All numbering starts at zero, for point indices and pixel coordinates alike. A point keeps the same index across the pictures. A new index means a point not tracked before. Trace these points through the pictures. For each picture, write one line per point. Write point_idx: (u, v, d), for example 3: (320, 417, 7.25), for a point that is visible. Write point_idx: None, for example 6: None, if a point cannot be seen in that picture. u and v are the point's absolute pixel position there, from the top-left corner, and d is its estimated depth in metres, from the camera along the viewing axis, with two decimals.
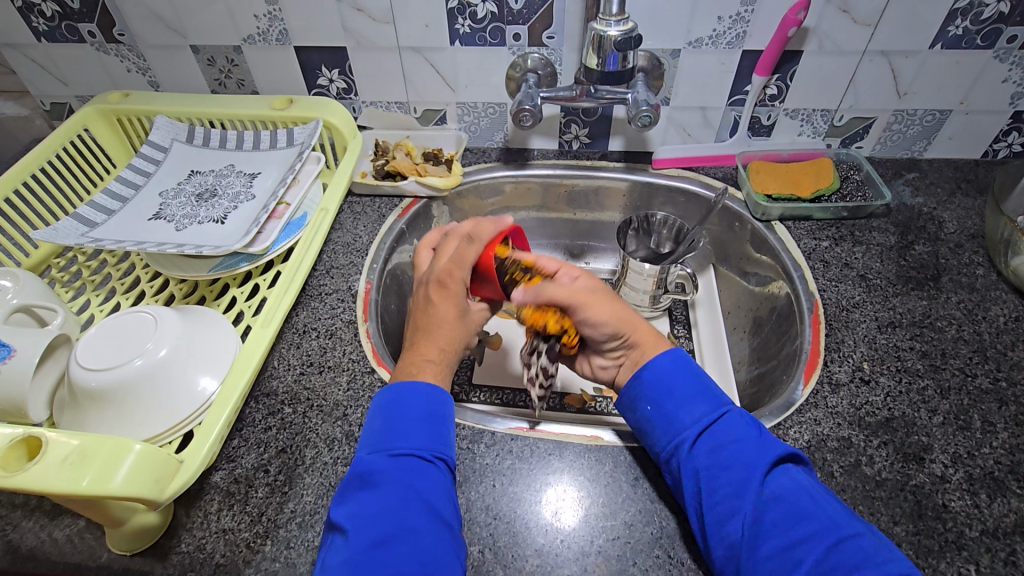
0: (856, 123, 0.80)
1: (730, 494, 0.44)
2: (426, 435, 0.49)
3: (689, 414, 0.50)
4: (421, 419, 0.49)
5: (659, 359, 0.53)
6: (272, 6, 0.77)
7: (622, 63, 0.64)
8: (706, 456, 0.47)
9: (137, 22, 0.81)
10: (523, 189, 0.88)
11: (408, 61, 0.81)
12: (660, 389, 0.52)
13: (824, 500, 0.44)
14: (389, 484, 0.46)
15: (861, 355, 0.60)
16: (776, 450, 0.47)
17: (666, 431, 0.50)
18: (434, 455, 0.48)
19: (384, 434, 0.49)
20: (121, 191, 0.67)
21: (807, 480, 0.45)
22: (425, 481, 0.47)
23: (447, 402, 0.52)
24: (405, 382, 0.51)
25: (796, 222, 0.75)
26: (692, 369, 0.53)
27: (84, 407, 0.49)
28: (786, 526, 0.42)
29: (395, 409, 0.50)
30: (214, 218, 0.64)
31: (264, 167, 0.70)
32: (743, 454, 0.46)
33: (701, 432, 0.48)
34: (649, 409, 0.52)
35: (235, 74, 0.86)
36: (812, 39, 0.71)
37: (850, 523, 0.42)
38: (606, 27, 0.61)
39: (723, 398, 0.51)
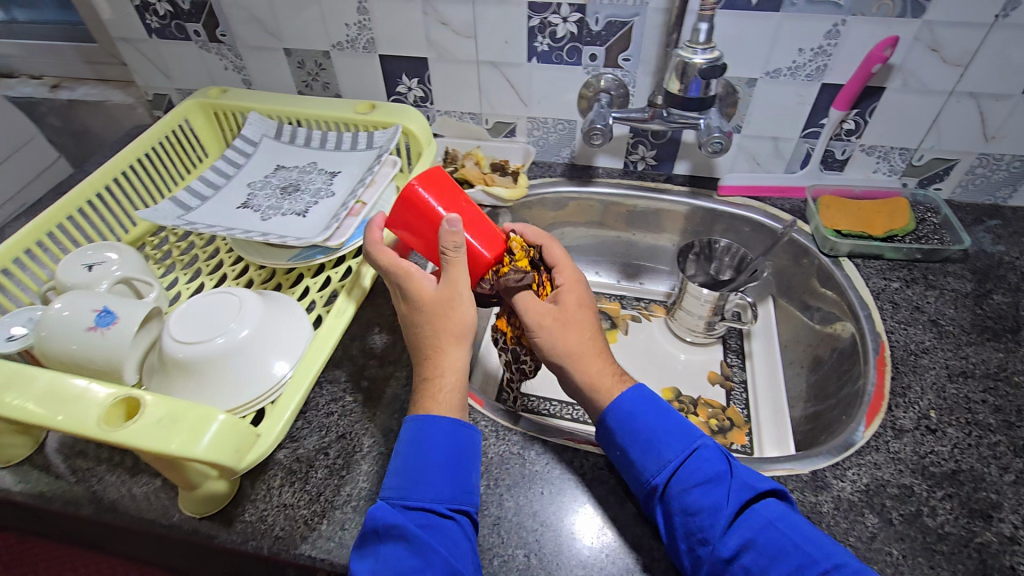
0: (936, 164, 0.78)
1: (701, 539, 0.45)
2: (447, 481, 0.48)
3: (657, 458, 0.49)
4: (444, 467, 0.48)
5: (621, 397, 0.53)
6: (363, 16, 0.82)
7: (704, 91, 0.65)
8: (677, 501, 0.47)
9: (239, 24, 0.88)
10: (585, 205, 0.90)
11: (486, 75, 0.84)
12: (627, 429, 0.51)
13: (794, 537, 0.44)
14: (406, 539, 0.44)
15: (928, 402, 0.58)
16: (742, 493, 0.47)
17: (639, 473, 0.50)
18: (452, 508, 0.47)
19: (403, 482, 0.48)
20: (214, 179, 0.72)
21: (777, 515, 0.46)
22: (445, 536, 0.46)
23: (472, 441, 0.51)
24: (426, 418, 0.50)
25: (866, 260, 0.73)
26: (653, 404, 0.53)
27: (172, 376, 0.53)
28: (761, 569, 0.43)
29: (416, 449, 0.49)
30: (296, 212, 0.68)
31: (344, 167, 0.74)
32: (713, 496, 0.47)
33: (669, 477, 0.49)
34: (619, 453, 0.52)
35: (321, 77, 0.91)
36: (896, 76, 0.70)
37: (833, 553, 0.43)
38: (692, 54, 0.63)
39: (693, 435, 0.51)
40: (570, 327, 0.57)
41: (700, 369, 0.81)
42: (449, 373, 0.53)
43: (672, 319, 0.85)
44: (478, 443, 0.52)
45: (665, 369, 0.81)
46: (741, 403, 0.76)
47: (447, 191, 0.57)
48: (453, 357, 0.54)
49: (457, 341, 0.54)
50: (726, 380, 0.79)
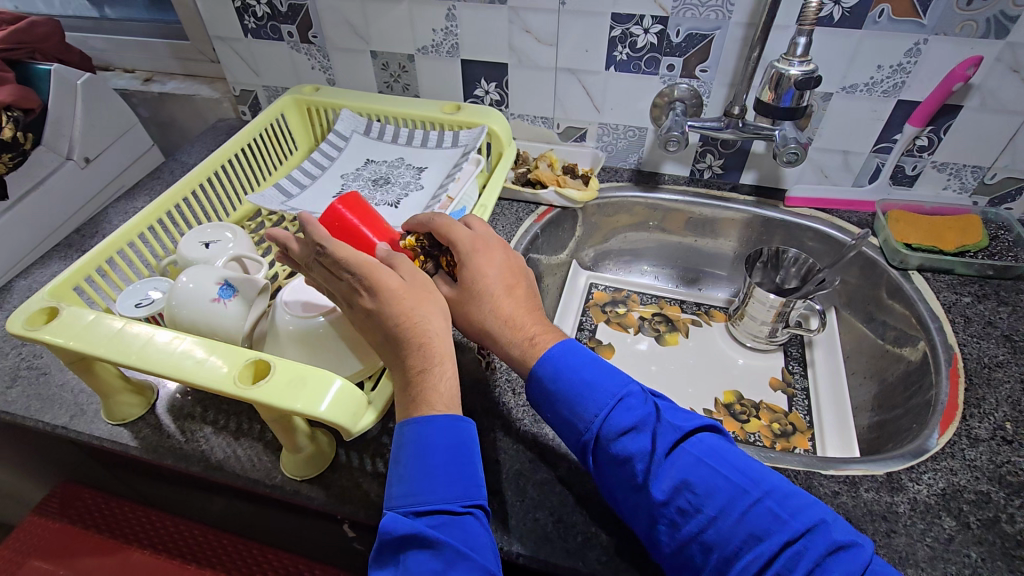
0: (1009, 183, 0.79)
1: (635, 486, 0.46)
2: (455, 479, 0.45)
3: (582, 412, 0.49)
4: (446, 462, 0.45)
5: (549, 353, 0.52)
6: (451, 22, 0.86)
7: (797, 102, 0.67)
8: (611, 451, 0.48)
9: (332, 28, 0.93)
10: (649, 210, 0.92)
11: (562, 81, 0.88)
12: (552, 386, 0.51)
13: (722, 471, 0.45)
14: (431, 549, 0.42)
15: (1003, 414, 0.59)
16: (669, 435, 0.47)
17: (574, 431, 0.50)
18: (464, 504, 0.45)
19: (409, 484, 0.45)
20: (311, 169, 0.78)
21: (704, 451, 0.46)
22: (469, 533, 0.44)
23: (470, 432, 0.48)
24: (424, 421, 0.46)
25: (936, 275, 0.74)
26: (577, 354, 0.52)
27: (284, 346, 0.57)
28: (698, 507, 0.44)
29: (417, 453, 0.45)
30: (388, 202, 0.73)
31: (431, 163, 0.78)
32: (640, 442, 0.47)
33: (600, 430, 0.49)
34: (551, 412, 0.52)
35: (403, 79, 0.97)
36: (975, 95, 0.72)
37: (760, 481, 0.45)
38: (789, 67, 0.65)
39: (618, 381, 0.51)
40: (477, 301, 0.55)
41: (762, 374, 0.82)
42: (447, 354, 0.50)
43: (734, 324, 0.87)
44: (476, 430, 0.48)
45: (725, 372, 0.83)
46: (803, 409, 0.78)
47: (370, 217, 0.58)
48: (440, 324, 0.51)
49: (438, 306, 0.51)
50: (788, 387, 0.80)
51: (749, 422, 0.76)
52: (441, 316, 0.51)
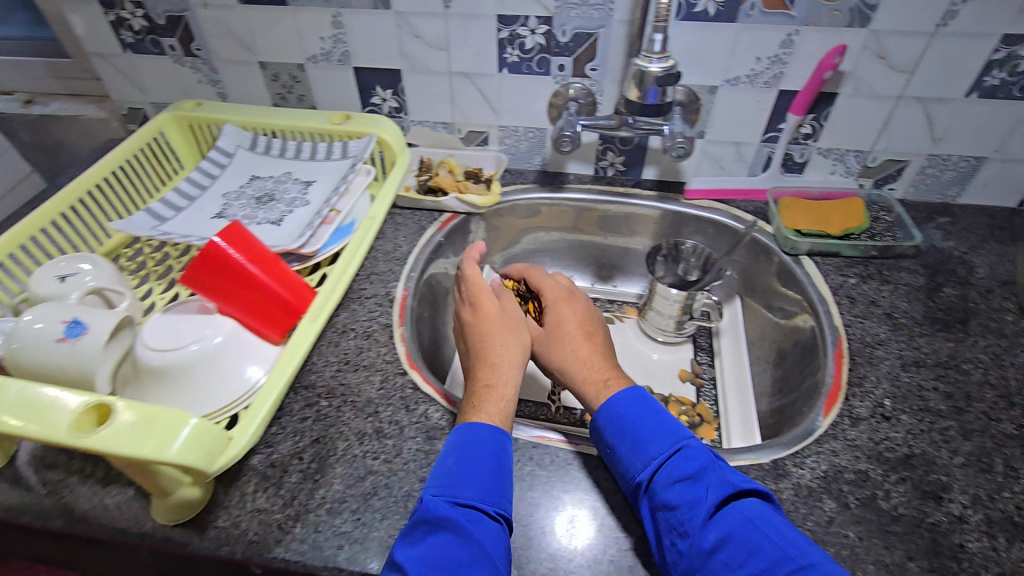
0: (890, 165, 0.82)
1: (681, 533, 0.46)
2: (494, 486, 0.50)
3: (642, 455, 0.51)
4: (489, 469, 0.50)
5: (617, 397, 0.56)
6: (338, 29, 0.83)
7: (661, 97, 0.69)
8: (659, 495, 0.48)
9: (215, 39, 0.88)
10: (556, 211, 0.92)
11: (458, 85, 0.86)
12: (616, 428, 0.54)
13: (771, 538, 0.44)
14: (462, 536, 0.45)
15: (883, 392, 0.61)
16: (722, 489, 0.48)
17: (626, 471, 0.52)
18: (497, 511, 0.48)
19: (449, 479, 0.49)
20: (188, 190, 0.73)
21: (758, 515, 0.46)
22: (491, 537, 0.46)
23: (509, 450, 0.53)
24: (473, 424, 0.53)
25: (824, 258, 0.76)
26: (647, 405, 0.55)
27: (146, 382, 0.54)
28: (738, 564, 0.43)
29: (465, 453, 0.51)
30: (271, 220, 0.69)
31: (319, 176, 0.75)
32: (691, 490, 0.48)
33: (653, 472, 0.50)
34: (610, 450, 0.54)
35: (296, 89, 0.93)
36: (847, 82, 0.74)
37: (807, 553, 0.43)
38: (648, 63, 0.66)
39: (677, 432, 0.52)
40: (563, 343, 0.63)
41: (672, 367, 0.83)
42: (507, 381, 0.58)
43: (643, 320, 0.87)
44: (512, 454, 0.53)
45: (636, 369, 0.83)
46: (710, 399, 0.79)
47: (245, 243, 0.57)
48: (508, 354, 0.61)
49: (509, 339, 0.62)
50: (696, 377, 0.81)
51: None
52: (508, 348, 0.61)
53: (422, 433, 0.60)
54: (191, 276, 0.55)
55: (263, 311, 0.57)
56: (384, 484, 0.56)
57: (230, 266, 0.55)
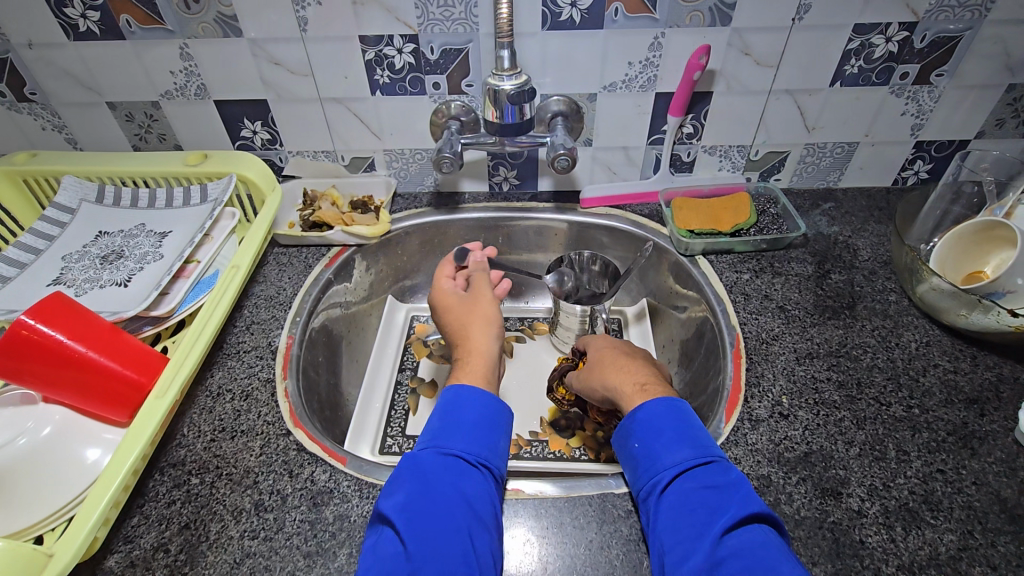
0: (772, 157, 0.83)
1: (693, 536, 0.45)
2: (478, 440, 0.52)
3: (674, 455, 0.50)
4: (474, 425, 0.53)
5: (652, 403, 0.54)
6: (188, 62, 0.76)
7: (521, 115, 0.70)
8: (681, 497, 0.47)
9: (50, 80, 0.78)
10: (455, 232, 0.88)
11: (331, 111, 0.80)
12: (650, 430, 0.53)
13: (780, 564, 0.41)
14: (441, 482, 0.48)
15: (780, 389, 0.60)
16: (748, 506, 0.45)
17: (652, 467, 0.51)
18: (481, 462, 0.51)
19: (436, 434, 0.52)
20: (19, 257, 0.64)
21: (774, 543, 0.43)
22: (472, 483, 0.49)
23: (502, 412, 0.56)
24: (464, 387, 0.56)
25: (718, 256, 0.77)
26: (685, 417, 0.53)
27: None
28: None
29: (452, 410, 0.54)
30: (117, 281, 0.62)
31: (176, 226, 0.68)
32: (717, 499, 0.46)
33: (680, 473, 0.49)
34: (637, 445, 0.53)
35: (155, 128, 0.84)
36: (719, 80, 0.74)
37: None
38: (499, 81, 0.67)
39: (712, 444, 0.51)
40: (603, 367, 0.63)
41: None
42: (481, 356, 0.61)
43: (555, 335, 0.84)
44: (508, 416, 0.56)
45: None
46: None
47: (66, 314, 0.49)
48: (482, 341, 0.63)
49: (484, 327, 0.65)
50: None
51: (574, 436, 0.74)
52: (491, 338, 0.64)
53: (308, 500, 0.54)
54: None
55: (93, 391, 0.49)
56: (263, 567, 0.49)
57: (43, 345, 0.47)
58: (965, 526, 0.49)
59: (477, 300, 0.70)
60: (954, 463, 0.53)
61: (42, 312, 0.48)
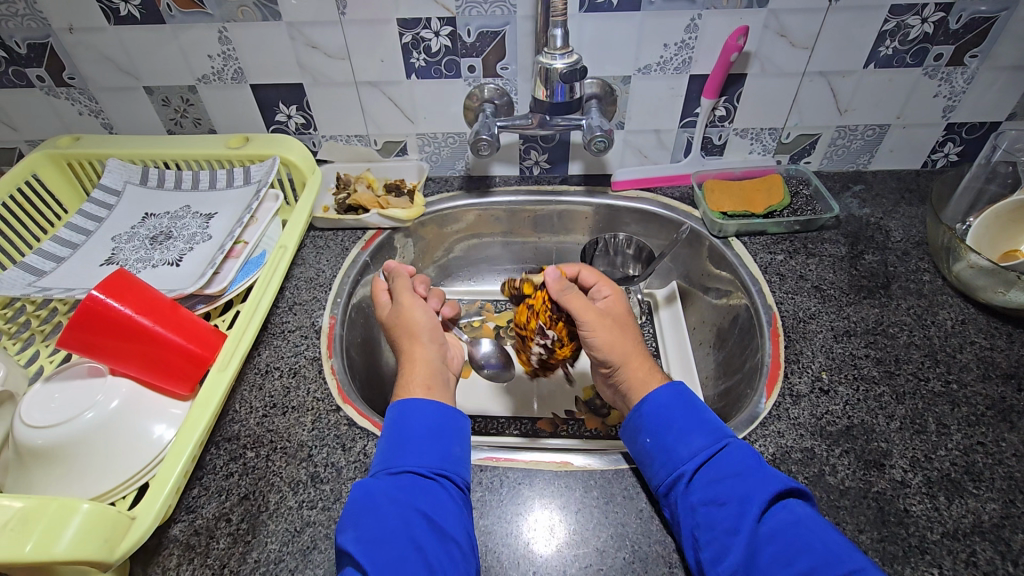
0: (803, 139, 0.84)
1: (727, 528, 0.45)
2: (430, 450, 0.49)
3: (688, 446, 0.51)
4: (422, 436, 0.50)
5: (659, 391, 0.55)
6: (226, 46, 0.76)
7: (569, 94, 0.69)
8: (705, 488, 0.48)
9: (88, 65, 0.78)
10: (487, 216, 0.89)
11: (366, 95, 0.81)
12: (659, 422, 0.53)
13: (825, 535, 0.44)
14: (394, 502, 0.46)
15: (819, 365, 0.62)
16: (771, 485, 0.47)
17: (666, 463, 0.51)
18: (436, 472, 0.48)
19: (386, 454, 0.49)
20: (70, 237, 0.66)
21: (807, 515, 0.45)
22: (429, 498, 0.46)
23: (452, 416, 0.53)
24: (408, 402, 0.53)
25: (752, 237, 0.78)
26: (690, 403, 0.54)
27: (29, 466, 0.48)
28: (786, 562, 0.43)
29: (399, 426, 0.51)
30: (168, 261, 0.65)
31: (221, 207, 0.70)
32: (739, 486, 0.47)
33: (699, 466, 0.49)
34: (648, 441, 0.53)
35: (191, 112, 0.84)
36: (754, 62, 0.75)
37: (850, 556, 0.42)
38: (552, 60, 0.66)
39: (721, 429, 0.52)
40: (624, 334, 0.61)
41: None
42: (418, 365, 0.57)
43: None
44: (463, 421, 0.53)
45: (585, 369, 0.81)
46: None
47: (130, 291, 0.52)
48: (422, 350, 0.58)
49: (424, 333, 0.60)
50: None
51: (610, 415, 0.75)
52: (430, 346, 0.59)
53: (363, 472, 0.55)
54: (67, 336, 0.49)
55: (160, 364, 0.52)
56: (324, 535, 0.51)
57: (115, 319, 0.50)
58: (1007, 496, 0.50)
59: (404, 307, 0.62)
60: (994, 436, 0.55)
61: (108, 287, 0.51)
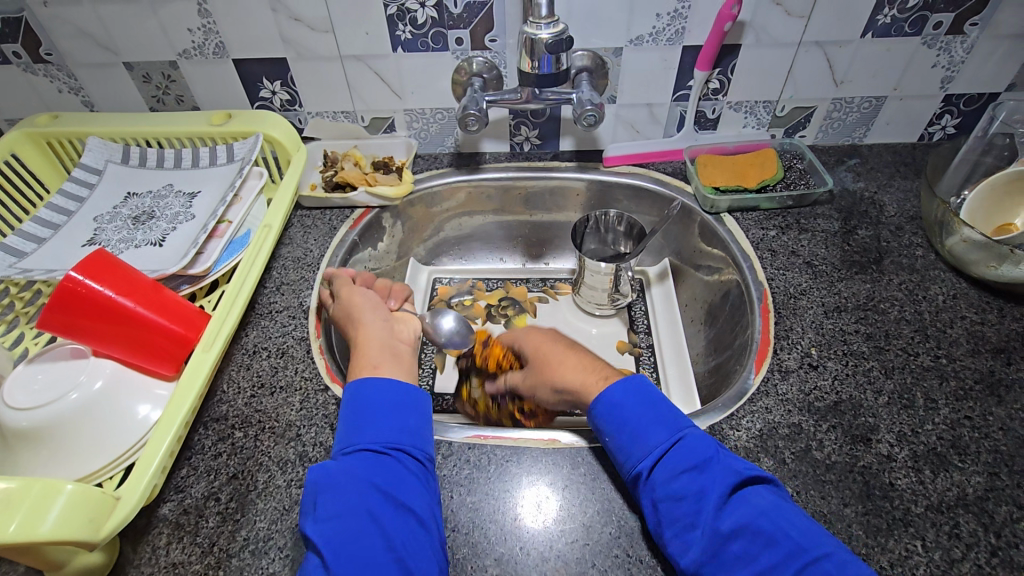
0: (798, 113, 0.82)
1: (687, 524, 0.44)
2: (385, 425, 0.49)
3: (645, 445, 0.49)
4: (381, 412, 0.50)
5: (610, 390, 0.53)
6: (205, 19, 0.74)
7: (557, 65, 0.67)
8: (662, 486, 0.47)
9: (65, 40, 0.76)
10: (477, 193, 0.88)
11: (351, 70, 0.79)
12: (616, 418, 0.52)
13: (792, 525, 0.43)
14: (347, 482, 0.45)
15: (809, 341, 0.61)
16: (728, 478, 0.46)
17: (626, 460, 0.50)
18: (390, 447, 0.48)
19: (346, 433, 0.49)
20: (51, 218, 0.65)
21: (769, 503, 0.44)
22: (386, 473, 0.46)
23: (407, 389, 0.52)
24: (363, 379, 0.52)
25: (744, 214, 0.77)
26: (641, 395, 0.52)
27: (15, 448, 0.48)
28: (750, 557, 0.42)
29: (355, 405, 0.51)
30: (152, 241, 0.64)
31: (204, 186, 0.69)
32: (698, 481, 0.46)
33: (655, 462, 0.48)
34: (608, 440, 0.52)
35: (173, 90, 0.82)
36: (748, 32, 0.73)
37: (820, 543, 0.42)
38: (537, 30, 0.64)
39: (675, 424, 0.50)
40: (550, 364, 0.61)
41: (609, 341, 0.82)
42: (366, 343, 0.57)
43: (577, 295, 0.85)
44: (427, 399, 0.53)
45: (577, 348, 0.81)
46: (649, 367, 0.78)
47: (113, 272, 0.52)
48: (367, 330, 0.59)
49: (372, 317, 0.60)
50: (634, 347, 0.81)
51: None
52: (375, 324, 0.59)
53: None
54: (46, 318, 0.49)
55: (144, 345, 0.52)
56: None
57: (94, 300, 0.50)
58: (992, 469, 0.51)
59: (342, 296, 0.64)
60: (981, 410, 0.55)
61: (89, 268, 0.51)
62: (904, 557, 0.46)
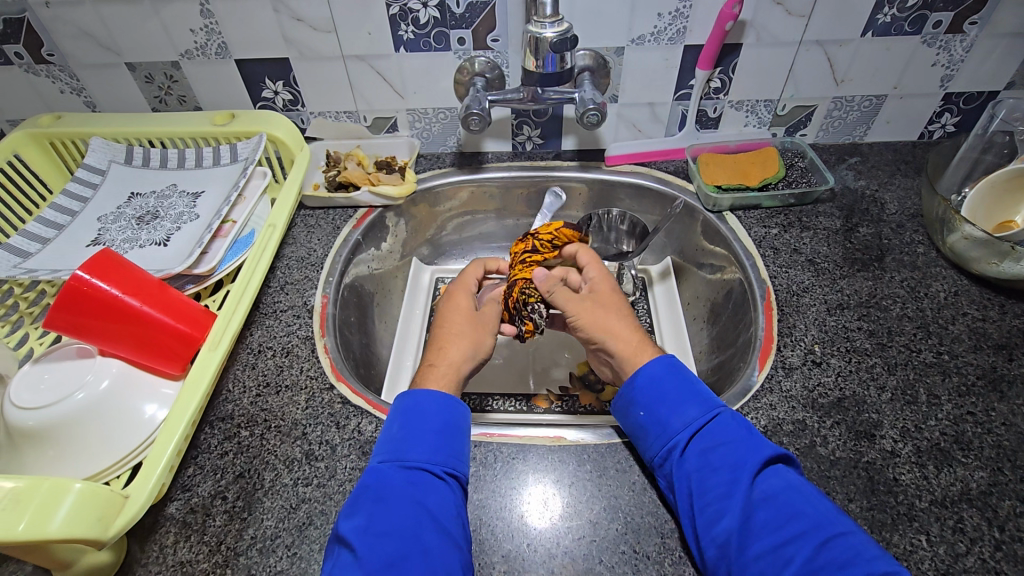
0: (799, 111, 0.83)
1: (721, 495, 0.45)
2: (442, 447, 0.49)
3: (682, 416, 0.50)
4: (439, 432, 0.50)
5: (648, 365, 0.54)
6: (208, 19, 0.74)
7: (559, 65, 0.67)
8: (696, 460, 0.48)
9: (67, 41, 0.76)
10: (480, 192, 0.88)
11: (354, 70, 0.79)
12: (653, 392, 0.53)
13: (808, 503, 0.43)
14: (398, 498, 0.45)
15: (812, 338, 0.62)
16: (762, 451, 0.47)
17: (662, 432, 0.50)
18: (446, 471, 0.48)
19: (398, 443, 0.49)
20: (55, 218, 0.65)
21: (796, 481, 0.45)
22: (436, 495, 0.46)
23: (463, 414, 0.52)
24: (416, 391, 0.53)
25: (746, 212, 0.77)
26: (684, 375, 0.53)
27: (21, 447, 0.48)
28: (775, 525, 0.42)
29: (413, 416, 0.51)
30: (156, 241, 0.64)
31: (209, 186, 0.69)
32: (734, 454, 0.47)
33: (693, 435, 0.49)
34: (642, 414, 0.52)
35: (175, 90, 0.82)
36: (749, 31, 0.73)
37: (837, 522, 0.42)
38: (541, 29, 0.64)
39: (709, 402, 0.51)
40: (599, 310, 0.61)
41: None
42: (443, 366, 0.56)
43: None
44: (469, 419, 0.53)
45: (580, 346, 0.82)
46: None
47: (118, 272, 0.52)
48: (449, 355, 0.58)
49: (462, 341, 0.59)
50: None
51: (604, 391, 0.75)
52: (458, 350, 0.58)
53: (357, 449, 0.55)
54: (53, 319, 0.49)
55: (150, 344, 0.52)
56: (319, 511, 0.51)
57: (100, 301, 0.50)
58: (995, 464, 0.51)
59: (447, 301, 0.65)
60: (983, 405, 0.55)
61: (95, 268, 0.51)
62: (909, 551, 0.46)
